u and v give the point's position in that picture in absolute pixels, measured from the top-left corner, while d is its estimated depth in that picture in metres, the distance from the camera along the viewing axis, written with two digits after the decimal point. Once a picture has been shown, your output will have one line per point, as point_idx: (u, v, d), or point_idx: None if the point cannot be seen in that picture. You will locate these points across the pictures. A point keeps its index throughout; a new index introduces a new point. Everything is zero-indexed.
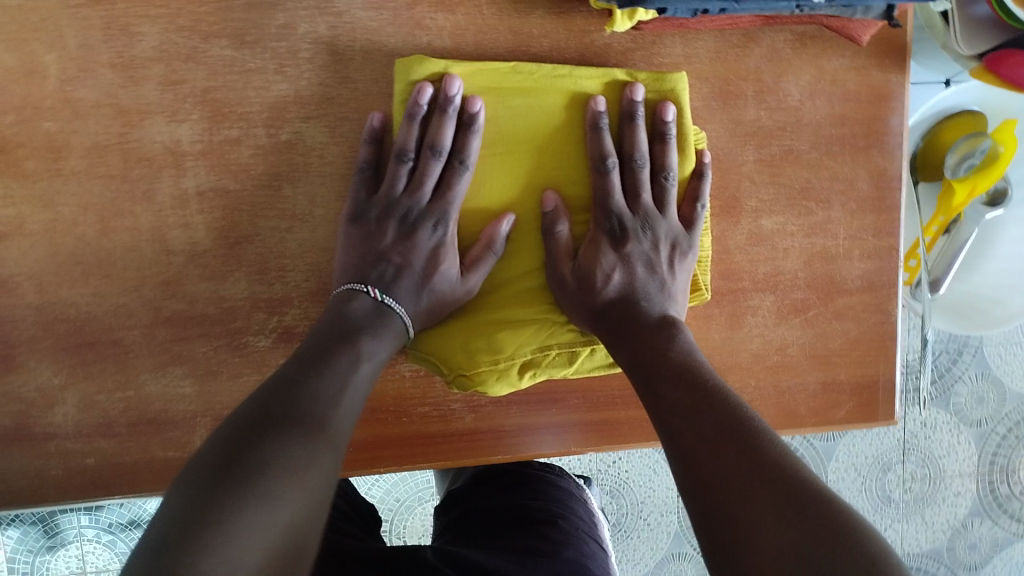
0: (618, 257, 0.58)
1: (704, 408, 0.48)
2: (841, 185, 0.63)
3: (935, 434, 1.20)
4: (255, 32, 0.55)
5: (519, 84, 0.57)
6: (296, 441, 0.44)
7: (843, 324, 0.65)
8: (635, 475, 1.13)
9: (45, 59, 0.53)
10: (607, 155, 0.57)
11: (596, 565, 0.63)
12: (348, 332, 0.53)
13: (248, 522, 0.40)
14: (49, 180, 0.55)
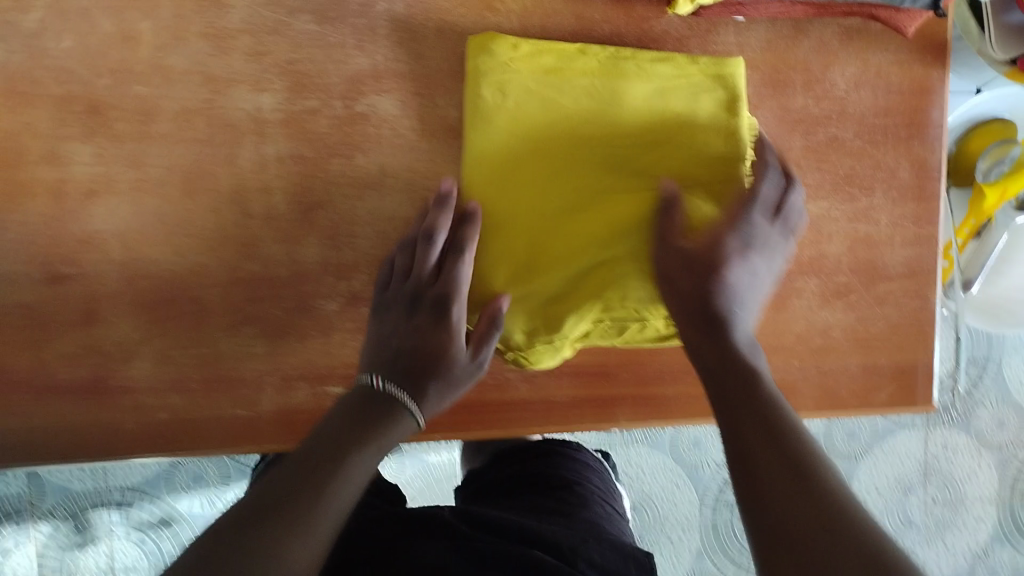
0: (743, 264, 0.56)
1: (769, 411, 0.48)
2: (884, 173, 0.66)
3: (955, 458, 1.23)
4: (338, 9, 0.59)
5: (586, 68, 0.61)
6: (278, 522, 0.44)
7: (883, 309, 0.67)
8: (658, 490, 1.18)
9: (141, 26, 0.57)
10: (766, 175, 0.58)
11: (612, 525, 0.66)
12: (363, 417, 0.54)
13: None
14: (138, 141, 0.58)
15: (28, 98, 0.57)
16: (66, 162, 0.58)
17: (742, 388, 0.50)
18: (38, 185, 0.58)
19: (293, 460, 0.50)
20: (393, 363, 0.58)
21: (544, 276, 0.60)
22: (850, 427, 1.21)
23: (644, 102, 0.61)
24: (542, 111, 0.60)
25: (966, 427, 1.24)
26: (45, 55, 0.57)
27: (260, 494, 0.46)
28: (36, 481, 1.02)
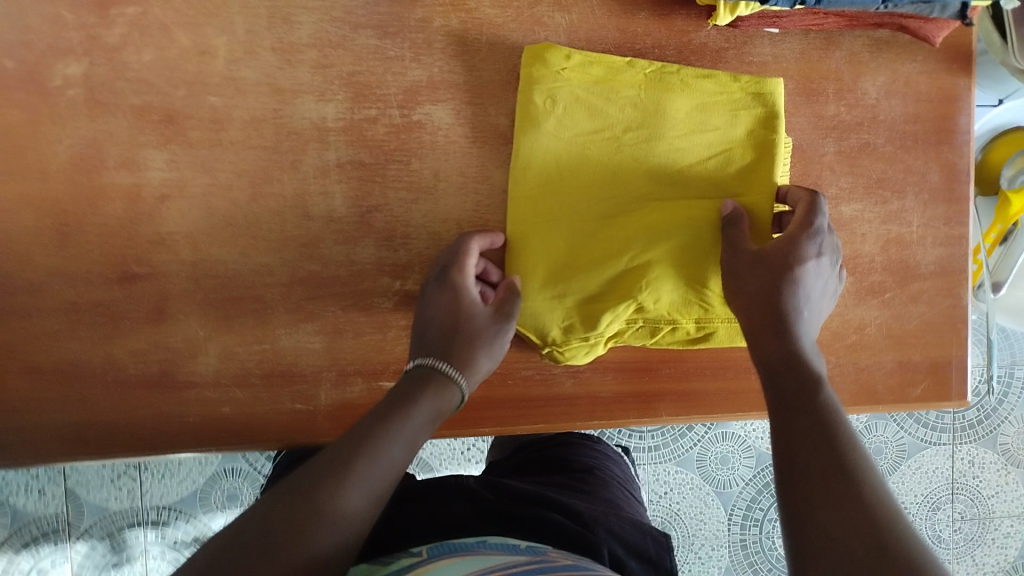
0: (815, 263, 0.59)
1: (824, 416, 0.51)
2: (915, 177, 0.69)
3: (982, 474, 1.24)
4: (397, 24, 0.63)
5: (633, 81, 0.64)
6: (321, 486, 0.50)
7: (918, 307, 0.70)
8: (686, 507, 1.18)
9: (216, 41, 0.61)
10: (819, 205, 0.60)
11: (626, 504, 0.73)
12: (411, 391, 0.59)
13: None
14: (210, 148, 0.62)
15: (109, 109, 0.61)
16: (142, 169, 0.62)
17: (798, 386, 0.54)
18: (115, 190, 0.61)
19: (342, 441, 0.54)
20: (433, 335, 0.61)
21: (582, 274, 0.64)
22: (878, 445, 1.21)
23: (685, 117, 0.64)
24: (587, 120, 0.64)
25: (993, 443, 1.25)
26: (126, 69, 0.61)
27: (299, 479, 0.51)
28: (73, 500, 1.04)
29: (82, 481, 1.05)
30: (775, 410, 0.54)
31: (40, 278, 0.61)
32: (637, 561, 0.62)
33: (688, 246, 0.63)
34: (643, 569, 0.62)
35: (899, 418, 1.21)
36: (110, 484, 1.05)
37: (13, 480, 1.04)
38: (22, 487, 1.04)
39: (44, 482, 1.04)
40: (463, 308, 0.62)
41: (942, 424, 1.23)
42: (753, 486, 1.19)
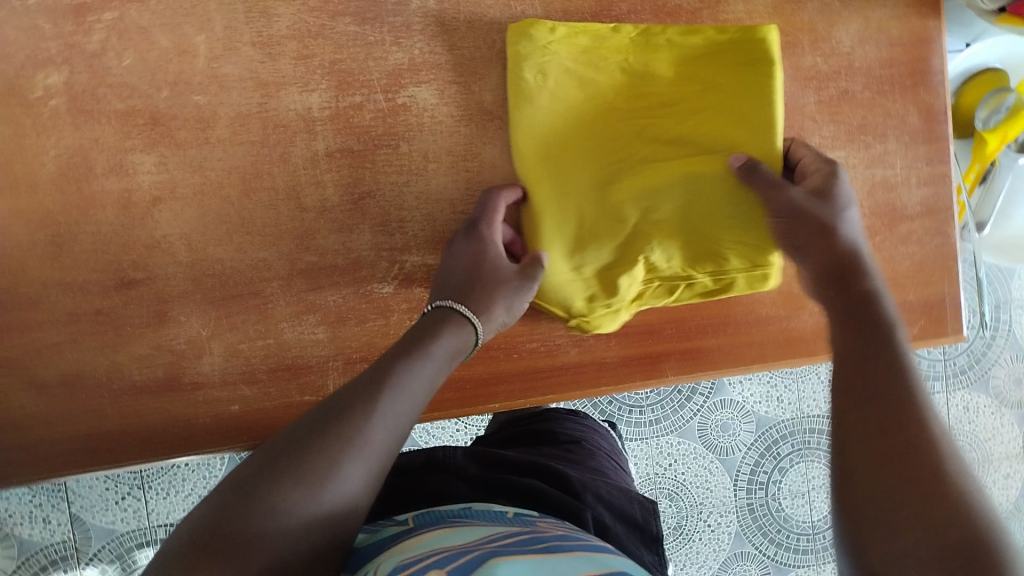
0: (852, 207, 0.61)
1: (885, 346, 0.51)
2: (895, 120, 0.70)
3: (977, 418, 1.26)
4: (374, 9, 0.63)
5: (620, 50, 0.65)
6: (339, 428, 0.49)
7: (908, 248, 0.71)
8: (692, 477, 1.18)
9: (195, 40, 0.61)
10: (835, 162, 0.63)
11: (611, 472, 0.75)
12: (423, 335, 0.58)
13: (296, 512, 0.45)
14: (198, 147, 0.62)
15: (93, 116, 0.61)
16: (131, 173, 0.61)
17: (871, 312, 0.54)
18: (106, 197, 0.61)
19: (371, 374, 0.54)
20: (456, 279, 0.61)
21: (597, 242, 0.65)
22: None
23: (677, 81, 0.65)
24: (580, 93, 0.64)
25: (984, 387, 1.27)
26: (108, 74, 0.61)
27: (324, 412, 0.51)
28: (80, 526, 1.04)
29: (87, 505, 1.04)
30: (849, 337, 0.53)
31: (37, 291, 0.61)
32: (623, 525, 0.65)
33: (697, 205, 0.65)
34: (629, 532, 0.65)
35: None
36: (115, 505, 1.05)
37: (17, 510, 1.03)
38: (25, 517, 1.03)
39: (49, 509, 1.03)
40: (489, 256, 0.62)
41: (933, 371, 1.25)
42: (754, 450, 1.21)
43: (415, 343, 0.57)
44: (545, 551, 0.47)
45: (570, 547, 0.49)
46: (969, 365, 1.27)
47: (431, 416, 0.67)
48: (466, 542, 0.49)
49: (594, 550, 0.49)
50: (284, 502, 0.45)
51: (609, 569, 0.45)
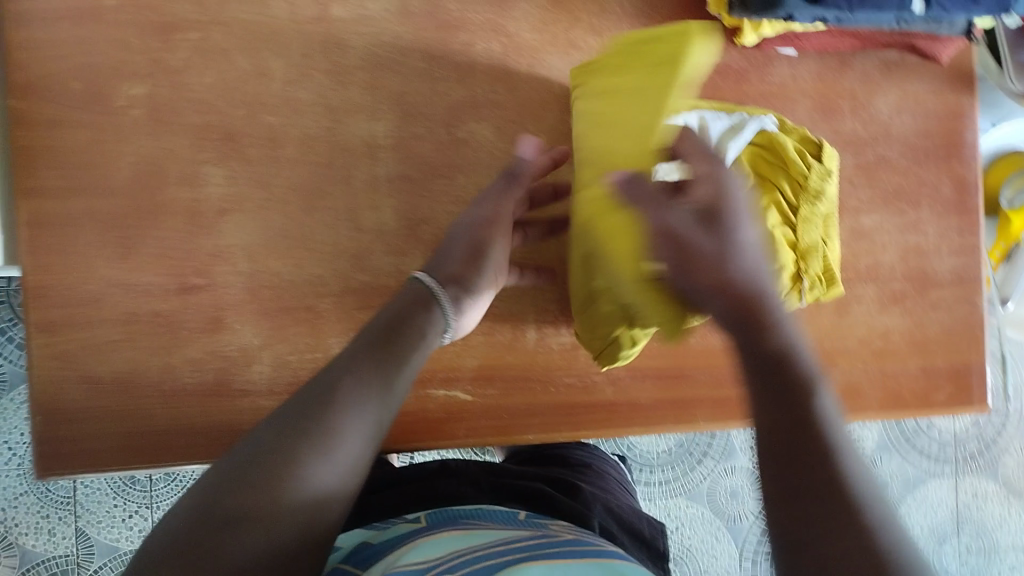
0: (735, 224, 0.52)
1: (794, 426, 0.46)
2: (928, 189, 0.74)
3: (986, 505, 1.27)
4: (442, 48, 0.67)
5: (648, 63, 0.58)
6: (303, 433, 0.47)
7: (938, 313, 0.74)
8: (699, 542, 1.18)
9: (273, 65, 0.65)
10: (714, 171, 0.54)
11: (616, 490, 0.79)
12: (397, 329, 0.56)
13: (267, 518, 0.44)
14: (267, 165, 0.65)
15: (171, 127, 0.64)
16: (202, 184, 0.64)
17: (795, 389, 0.47)
18: (176, 205, 0.64)
19: (337, 377, 0.51)
20: (459, 253, 0.62)
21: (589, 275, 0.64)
22: (882, 478, 1.23)
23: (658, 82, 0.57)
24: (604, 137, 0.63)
25: (994, 473, 1.28)
26: (188, 91, 0.64)
27: (293, 411, 0.49)
28: (83, 540, 1.03)
29: (93, 521, 1.03)
30: (762, 405, 0.48)
31: (101, 290, 0.64)
32: (629, 537, 0.70)
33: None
34: (635, 544, 0.70)
35: (901, 449, 1.24)
36: (122, 523, 1.04)
37: (24, 520, 1.02)
38: (30, 529, 1.02)
39: (55, 522, 1.03)
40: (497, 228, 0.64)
41: (942, 454, 1.26)
42: (761, 520, 1.20)
43: (385, 334, 0.55)
44: (547, 556, 0.50)
45: (573, 553, 0.51)
46: (980, 451, 1.28)
47: (466, 442, 0.70)
48: (473, 545, 0.52)
49: (601, 554, 0.51)
50: (255, 497, 0.44)
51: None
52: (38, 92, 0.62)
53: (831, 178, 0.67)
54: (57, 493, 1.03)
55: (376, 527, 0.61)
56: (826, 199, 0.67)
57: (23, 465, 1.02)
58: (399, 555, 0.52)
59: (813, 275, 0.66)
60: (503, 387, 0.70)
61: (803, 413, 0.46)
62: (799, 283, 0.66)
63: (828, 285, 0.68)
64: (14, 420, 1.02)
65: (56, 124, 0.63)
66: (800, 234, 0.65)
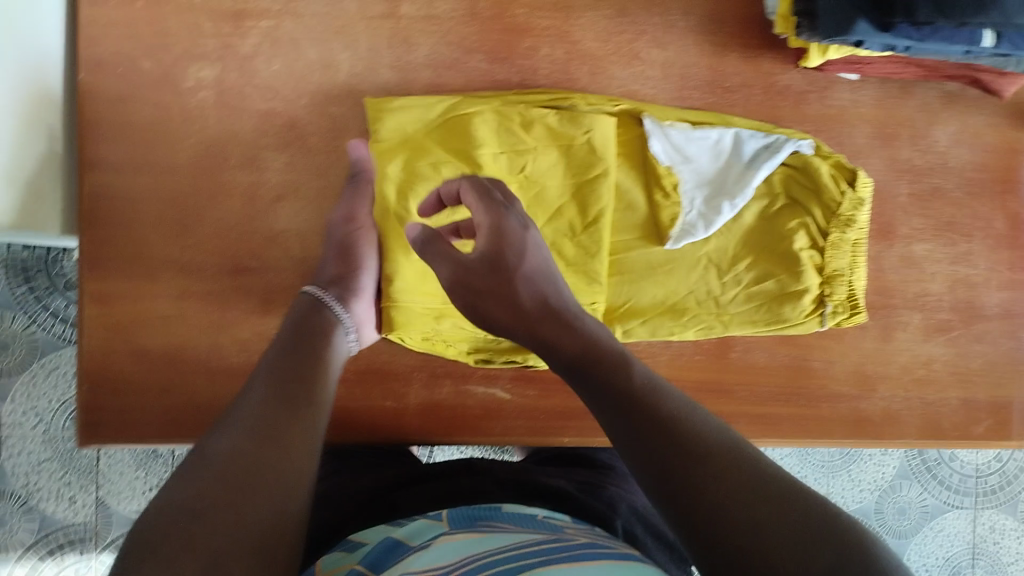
0: (529, 236, 0.55)
1: (639, 419, 0.43)
2: (982, 223, 0.74)
3: (1003, 540, 1.26)
4: (506, 51, 0.68)
5: (429, 105, 0.66)
6: (246, 434, 0.43)
7: (982, 347, 0.75)
8: None
9: (339, 57, 0.66)
10: (485, 192, 0.56)
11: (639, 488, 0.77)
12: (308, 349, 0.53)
13: (234, 518, 0.37)
14: (326, 154, 0.66)
15: (235, 111, 0.65)
16: (262, 168, 0.65)
17: (615, 382, 0.46)
18: (235, 187, 0.65)
19: (259, 387, 0.48)
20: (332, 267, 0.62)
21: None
22: (901, 504, 1.22)
23: (433, 130, 0.66)
24: (623, 161, 0.69)
25: (1013, 510, 1.26)
26: (255, 76, 0.65)
27: (236, 417, 0.44)
28: (103, 509, 1.01)
29: (114, 491, 1.01)
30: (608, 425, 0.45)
31: (155, 266, 0.65)
32: (654, 539, 0.67)
33: (776, 246, 0.70)
34: (660, 546, 0.68)
35: (922, 478, 1.23)
36: (142, 495, 1.02)
37: (45, 486, 1.00)
38: (49, 494, 1.00)
39: (77, 489, 1.00)
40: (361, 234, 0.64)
41: (963, 487, 1.25)
42: None
43: (294, 354, 0.52)
44: (566, 559, 0.46)
45: (591, 556, 0.47)
46: (1001, 486, 1.26)
47: (503, 441, 0.71)
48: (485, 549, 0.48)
49: (617, 559, 0.48)
50: (233, 491, 0.39)
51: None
52: (107, 68, 0.63)
53: (863, 206, 0.68)
54: (81, 461, 1.01)
55: (396, 523, 0.57)
56: (856, 227, 0.68)
57: (48, 431, 1.00)
58: (407, 562, 0.48)
59: (838, 299, 0.69)
60: (543, 389, 0.71)
61: (628, 396, 0.45)
62: (822, 306, 0.69)
63: (851, 311, 0.69)
64: (44, 385, 0.99)
65: (123, 99, 0.63)
66: (827, 259, 0.69)
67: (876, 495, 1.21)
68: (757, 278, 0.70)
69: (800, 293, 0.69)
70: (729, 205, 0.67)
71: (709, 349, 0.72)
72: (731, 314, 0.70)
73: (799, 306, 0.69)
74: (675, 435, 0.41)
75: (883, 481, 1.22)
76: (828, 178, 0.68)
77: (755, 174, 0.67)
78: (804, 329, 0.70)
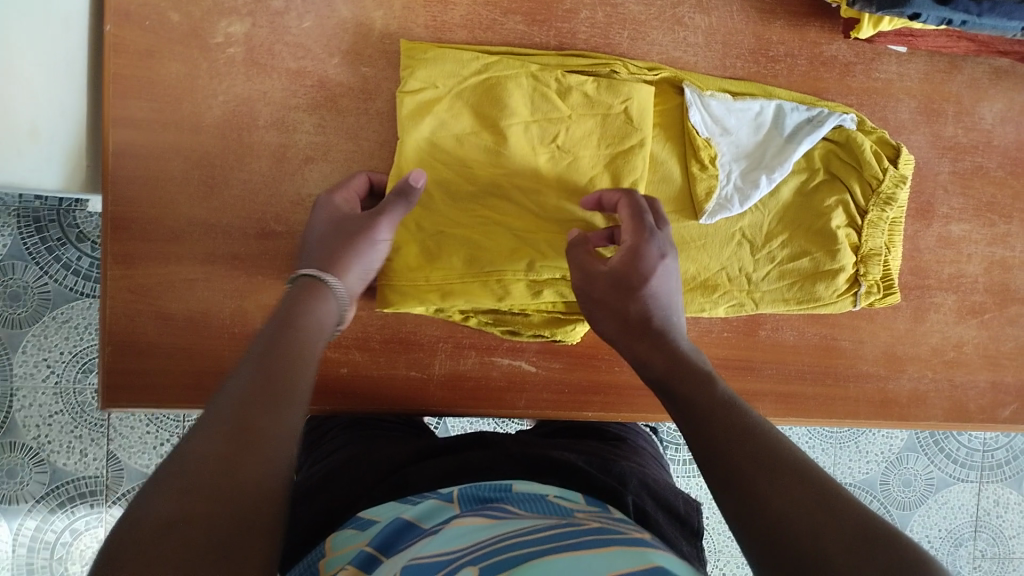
0: (662, 267, 0.56)
1: (719, 425, 0.45)
2: (1022, 204, 0.73)
3: (1006, 514, 1.27)
4: (545, 13, 0.66)
5: (464, 62, 0.62)
6: (218, 428, 0.40)
7: (1014, 330, 0.74)
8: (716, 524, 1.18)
9: (373, 14, 0.64)
10: (643, 213, 0.58)
11: (652, 461, 0.76)
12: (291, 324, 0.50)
13: (194, 532, 0.35)
14: (357, 116, 0.64)
15: (265, 69, 0.63)
16: (292, 130, 0.64)
17: (699, 391, 0.48)
18: (263, 149, 0.63)
19: (245, 372, 0.45)
20: (318, 252, 0.58)
21: (492, 250, 0.63)
22: (906, 476, 1.22)
23: (466, 90, 0.62)
24: (661, 130, 0.66)
25: (1019, 484, 1.27)
26: (286, 33, 0.63)
27: (216, 408, 0.42)
28: (114, 463, 1.00)
29: (125, 445, 1.01)
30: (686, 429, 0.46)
31: (179, 228, 0.63)
32: (664, 513, 0.66)
33: (811, 223, 0.68)
34: (670, 521, 0.66)
35: (929, 452, 1.23)
36: (153, 449, 1.01)
37: (56, 438, 0.99)
38: (60, 447, 0.99)
39: (88, 442, 1.00)
40: (346, 216, 0.60)
41: (970, 460, 1.25)
42: None
43: (279, 330, 0.49)
44: (581, 545, 0.45)
45: (604, 542, 0.46)
46: (1008, 461, 1.27)
47: (528, 414, 0.70)
48: (494, 536, 0.47)
49: (632, 543, 0.47)
50: (201, 503, 0.36)
51: (643, 565, 0.42)
52: (134, 20, 0.61)
53: (904, 184, 0.67)
54: (91, 415, 1.00)
55: (407, 501, 0.57)
56: (895, 205, 0.67)
57: (60, 383, 0.99)
58: (417, 547, 0.48)
59: (873, 279, 0.68)
60: (569, 362, 0.70)
61: (704, 409, 0.47)
62: (856, 285, 0.68)
63: (885, 291, 0.69)
64: (55, 337, 0.98)
65: (151, 54, 0.61)
66: (863, 238, 0.68)
67: (883, 466, 1.21)
68: (792, 256, 0.68)
69: (835, 272, 0.67)
70: (768, 179, 0.65)
71: (738, 326, 0.70)
72: (762, 292, 0.68)
73: (833, 285, 0.68)
74: (746, 445, 0.42)
75: (890, 453, 1.22)
76: (870, 156, 0.67)
77: (796, 149, 0.66)
78: (835, 307, 0.69)
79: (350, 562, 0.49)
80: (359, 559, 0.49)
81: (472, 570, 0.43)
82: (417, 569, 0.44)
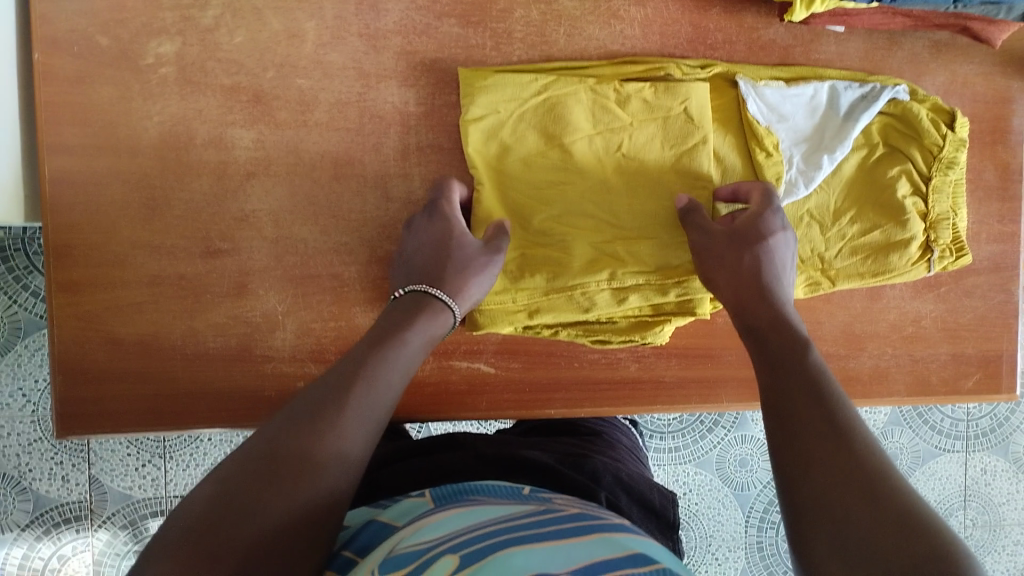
0: (782, 241, 0.61)
1: (813, 399, 0.48)
2: (971, 174, 0.73)
3: (994, 482, 1.27)
4: (479, 13, 0.65)
5: (523, 85, 0.64)
6: (297, 432, 0.47)
7: (971, 301, 0.74)
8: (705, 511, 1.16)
9: (305, 25, 0.63)
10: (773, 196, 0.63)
11: (624, 455, 0.76)
12: (391, 330, 0.56)
13: (260, 524, 0.42)
14: (296, 129, 0.64)
15: (200, 87, 0.62)
16: (230, 146, 0.63)
17: (789, 352, 0.53)
18: (204, 167, 0.63)
19: (338, 372, 0.52)
20: (432, 264, 0.60)
21: (571, 265, 0.64)
22: (891, 450, 1.23)
23: (527, 112, 0.64)
24: (720, 125, 0.67)
25: (1004, 451, 1.27)
26: (219, 49, 0.62)
27: (302, 406, 0.49)
28: (98, 488, 1.00)
29: (107, 469, 1.00)
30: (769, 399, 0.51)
31: (126, 252, 0.63)
32: (638, 509, 0.65)
33: (878, 196, 0.68)
34: (643, 515, 0.66)
35: (912, 424, 1.23)
36: (136, 471, 1.01)
37: (38, 466, 0.99)
38: (43, 475, 0.99)
39: (70, 468, 0.99)
40: (455, 236, 0.61)
41: (954, 431, 1.25)
42: (769, 489, 1.14)
43: (378, 335, 0.56)
44: (560, 535, 0.45)
45: (589, 530, 0.46)
46: (991, 429, 1.27)
47: (490, 416, 0.70)
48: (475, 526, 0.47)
49: (612, 530, 0.47)
50: (265, 499, 0.43)
51: (629, 553, 0.43)
52: (62, 47, 0.60)
53: (964, 147, 0.67)
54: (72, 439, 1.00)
55: (380, 506, 0.57)
56: (956, 168, 0.67)
57: (38, 411, 0.98)
58: (397, 542, 0.47)
59: (943, 244, 0.68)
60: (527, 362, 0.70)
61: (791, 379, 0.51)
62: (929, 252, 0.68)
63: (957, 254, 0.69)
64: (29, 365, 0.98)
65: (83, 79, 0.61)
66: (930, 204, 0.68)
67: None
68: (863, 230, 0.67)
69: (906, 241, 0.67)
70: (830, 159, 0.66)
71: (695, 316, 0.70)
72: (837, 269, 0.68)
73: (906, 254, 0.68)
74: (817, 420, 0.47)
75: (874, 428, 1.22)
76: (929, 124, 0.67)
77: (854, 126, 0.66)
78: (910, 276, 0.69)
79: (329, 567, 0.49)
80: (338, 564, 0.49)
81: (450, 557, 0.43)
82: (395, 561, 0.44)
